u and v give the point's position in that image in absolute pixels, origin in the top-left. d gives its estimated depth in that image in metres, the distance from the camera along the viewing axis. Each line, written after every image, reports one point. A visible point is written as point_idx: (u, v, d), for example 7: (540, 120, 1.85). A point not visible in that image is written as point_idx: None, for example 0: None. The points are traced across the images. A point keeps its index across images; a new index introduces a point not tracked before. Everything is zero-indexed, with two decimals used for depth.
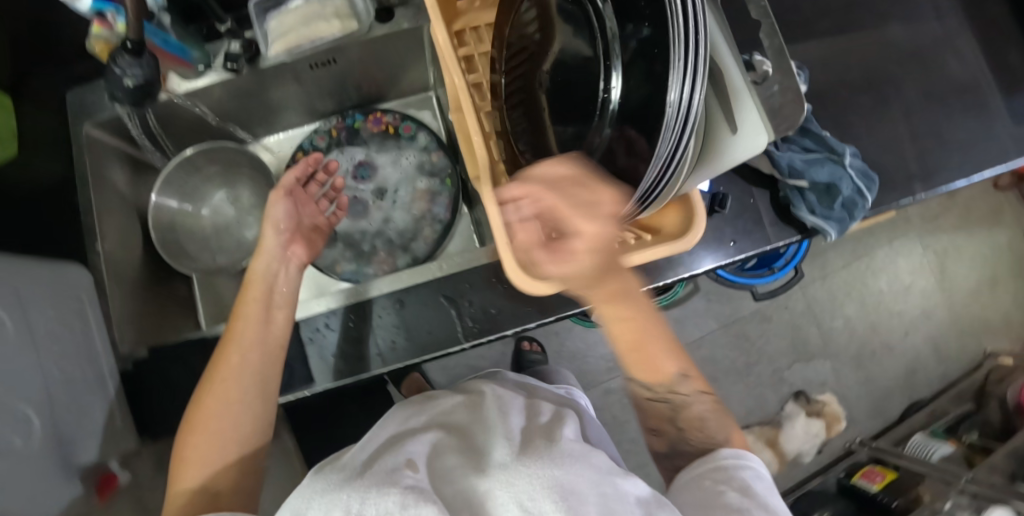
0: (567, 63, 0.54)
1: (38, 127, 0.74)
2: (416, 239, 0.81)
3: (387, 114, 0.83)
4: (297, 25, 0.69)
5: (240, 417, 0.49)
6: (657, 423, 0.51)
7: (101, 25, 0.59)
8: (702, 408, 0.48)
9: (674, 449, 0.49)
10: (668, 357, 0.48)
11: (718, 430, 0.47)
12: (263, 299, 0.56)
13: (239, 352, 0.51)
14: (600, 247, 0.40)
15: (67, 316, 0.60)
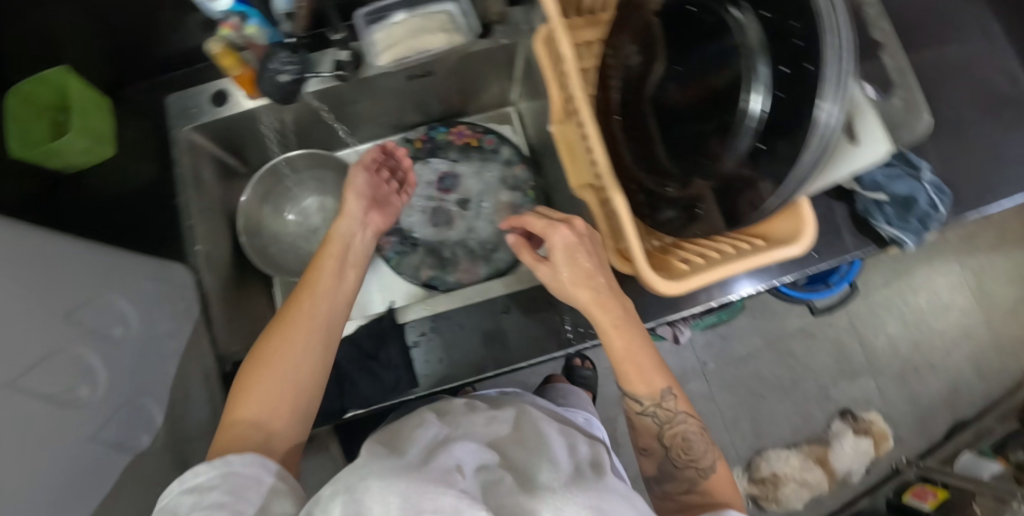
0: (689, 78, 0.56)
1: (134, 132, 0.76)
2: (498, 249, 0.82)
3: (469, 127, 0.86)
4: (407, 38, 0.71)
5: (304, 358, 0.47)
6: (644, 441, 0.55)
7: (229, 28, 0.60)
8: (686, 430, 0.53)
9: (660, 467, 0.54)
10: (655, 376, 0.53)
11: (700, 454, 0.52)
12: (338, 253, 0.56)
13: (313, 296, 0.51)
14: (571, 250, 0.50)
15: (174, 312, 0.60)
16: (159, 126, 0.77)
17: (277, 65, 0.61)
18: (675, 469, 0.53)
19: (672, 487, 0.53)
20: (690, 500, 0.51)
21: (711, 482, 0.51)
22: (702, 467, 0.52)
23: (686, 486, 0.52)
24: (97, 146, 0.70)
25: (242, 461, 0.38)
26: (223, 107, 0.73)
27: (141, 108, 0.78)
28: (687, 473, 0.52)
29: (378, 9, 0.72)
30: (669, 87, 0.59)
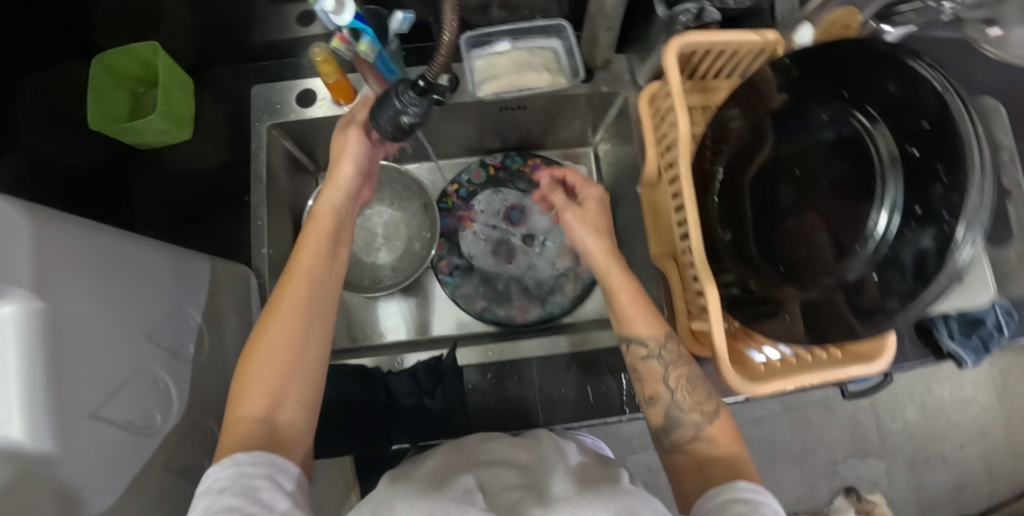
0: (812, 179, 0.55)
1: (212, 116, 0.74)
2: (555, 292, 0.81)
3: (546, 162, 0.85)
4: (509, 71, 0.69)
5: (298, 357, 0.44)
6: (650, 388, 0.54)
7: (340, 39, 0.56)
8: (689, 371, 0.53)
9: (667, 415, 0.52)
10: (655, 315, 0.55)
11: (704, 397, 0.52)
12: (331, 228, 0.52)
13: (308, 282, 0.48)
14: (601, 200, 0.60)
15: (241, 322, 0.59)
16: (238, 115, 0.75)
17: (398, 104, 0.47)
18: (681, 413, 0.51)
19: (680, 436, 0.51)
20: (699, 458, 0.49)
21: (715, 428, 0.50)
22: (707, 411, 0.51)
23: (692, 433, 0.50)
24: (170, 131, 0.68)
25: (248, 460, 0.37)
26: (307, 109, 0.70)
27: (223, 92, 0.76)
28: (693, 417, 0.51)
29: (482, 36, 0.71)
30: (783, 181, 0.57)
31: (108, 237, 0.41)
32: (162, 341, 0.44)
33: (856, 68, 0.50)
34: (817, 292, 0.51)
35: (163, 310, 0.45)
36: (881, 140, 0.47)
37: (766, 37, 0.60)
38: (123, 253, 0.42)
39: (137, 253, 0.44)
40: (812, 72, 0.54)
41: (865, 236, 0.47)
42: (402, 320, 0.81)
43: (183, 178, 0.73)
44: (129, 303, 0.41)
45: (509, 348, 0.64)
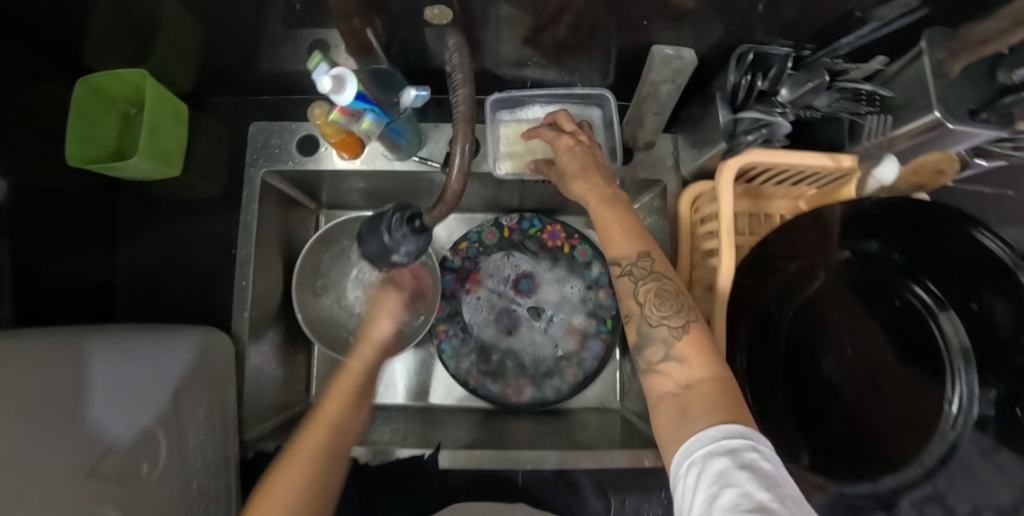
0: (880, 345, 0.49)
1: (206, 147, 0.68)
2: (557, 374, 0.76)
3: (566, 230, 0.79)
4: (537, 146, 0.62)
5: (306, 489, 0.41)
6: (625, 305, 0.46)
7: (341, 115, 0.49)
8: (662, 284, 0.44)
9: (638, 332, 0.43)
10: (633, 231, 0.47)
11: (677, 310, 0.42)
12: (355, 387, 0.52)
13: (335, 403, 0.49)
14: (571, 151, 0.53)
15: (217, 404, 0.54)
16: (236, 151, 0.68)
17: (386, 240, 0.39)
18: (649, 328, 0.43)
19: (651, 354, 0.42)
20: (674, 383, 0.39)
21: (686, 345, 0.40)
22: (676, 326, 0.41)
23: (663, 352, 0.41)
24: (158, 165, 0.61)
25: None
26: (310, 157, 0.64)
27: (222, 120, 0.69)
28: (660, 332, 0.42)
29: (514, 98, 0.63)
30: (841, 339, 0.51)
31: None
32: (108, 471, 0.38)
33: (938, 249, 0.48)
34: (877, 486, 0.45)
35: (109, 433, 0.40)
36: (954, 331, 0.47)
37: (841, 162, 0.53)
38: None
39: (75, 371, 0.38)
40: (878, 224, 0.50)
41: (941, 424, 0.45)
42: (393, 380, 0.77)
43: (168, 216, 0.67)
44: (52, 437, 0.35)
45: (499, 458, 0.59)
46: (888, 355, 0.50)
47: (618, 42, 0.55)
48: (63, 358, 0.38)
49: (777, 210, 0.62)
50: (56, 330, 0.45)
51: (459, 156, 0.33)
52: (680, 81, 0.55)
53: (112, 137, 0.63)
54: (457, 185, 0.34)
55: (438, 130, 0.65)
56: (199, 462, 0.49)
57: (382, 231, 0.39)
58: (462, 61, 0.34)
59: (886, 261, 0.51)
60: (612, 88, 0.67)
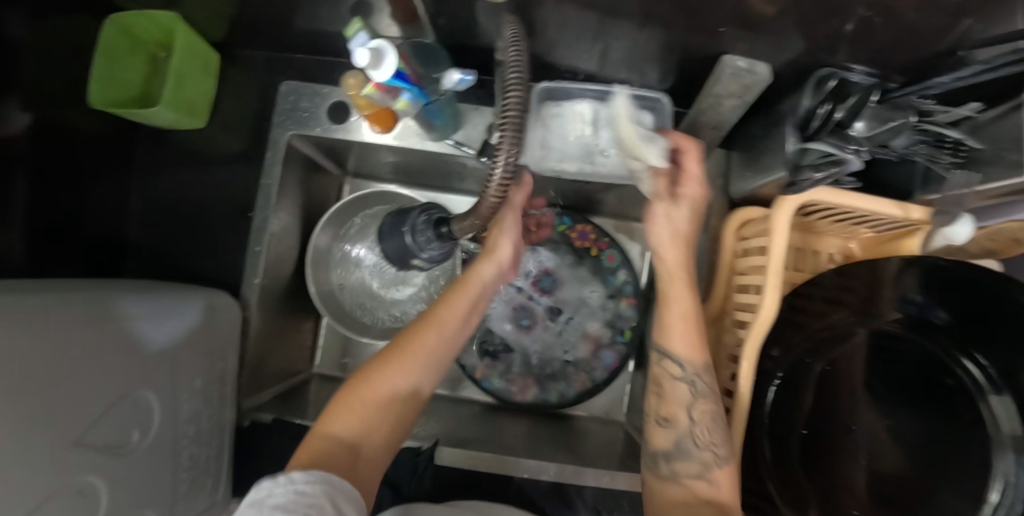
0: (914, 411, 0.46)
1: (233, 101, 0.66)
2: (565, 378, 0.74)
3: (597, 232, 0.76)
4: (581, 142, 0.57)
5: (399, 408, 0.43)
6: (667, 409, 0.48)
7: (378, 90, 0.46)
8: (716, 408, 0.47)
9: (677, 442, 0.46)
10: (700, 341, 0.48)
11: (722, 439, 0.45)
12: (473, 298, 0.51)
13: (451, 312, 0.49)
14: (695, 203, 0.53)
15: (216, 370, 0.53)
16: (263, 111, 0.65)
17: (416, 246, 0.38)
18: (693, 447, 0.45)
19: (681, 467, 0.45)
20: (694, 495, 0.43)
21: (724, 474, 0.44)
22: (720, 455, 0.44)
23: (697, 470, 0.44)
24: (181, 116, 0.59)
25: (307, 479, 0.32)
26: (339, 126, 0.60)
27: (251, 74, 0.66)
28: (703, 456, 0.44)
29: (562, 89, 0.58)
30: (876, 407, 0.48)
31: (35, 326, 0.33)
32: (97, 440, 0.37)
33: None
34: None
35: (104, 399, 0.38)
36: (1005, 419, 0.39)
37: (909, 215, 0.49)
38: (51, 343, 0.34)
39: (71, 333, 0.36)
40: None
41: None
42: None
43: (186, 170, 0.66)
44: (57, 406, 0.34)
45: (498, 461, 0.58)
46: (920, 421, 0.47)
47: (686, 45, 0.50)
48: (59, 319, 0.36)
49: (826, 247, 0.59)
50: (60, 280, 0.44)
51: (501, 168, 0.29)
52: (748, 97, 0.50)
53: (139, 79, 0.61)
54: (495, 199, 0.31)
55: (477, 114, 0.60)
56: (189, 429, 0.49)
57: (405, 233, 0.38)
58: (520, 57, 0.29)
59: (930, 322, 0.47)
60: (669, 92, 0.62)
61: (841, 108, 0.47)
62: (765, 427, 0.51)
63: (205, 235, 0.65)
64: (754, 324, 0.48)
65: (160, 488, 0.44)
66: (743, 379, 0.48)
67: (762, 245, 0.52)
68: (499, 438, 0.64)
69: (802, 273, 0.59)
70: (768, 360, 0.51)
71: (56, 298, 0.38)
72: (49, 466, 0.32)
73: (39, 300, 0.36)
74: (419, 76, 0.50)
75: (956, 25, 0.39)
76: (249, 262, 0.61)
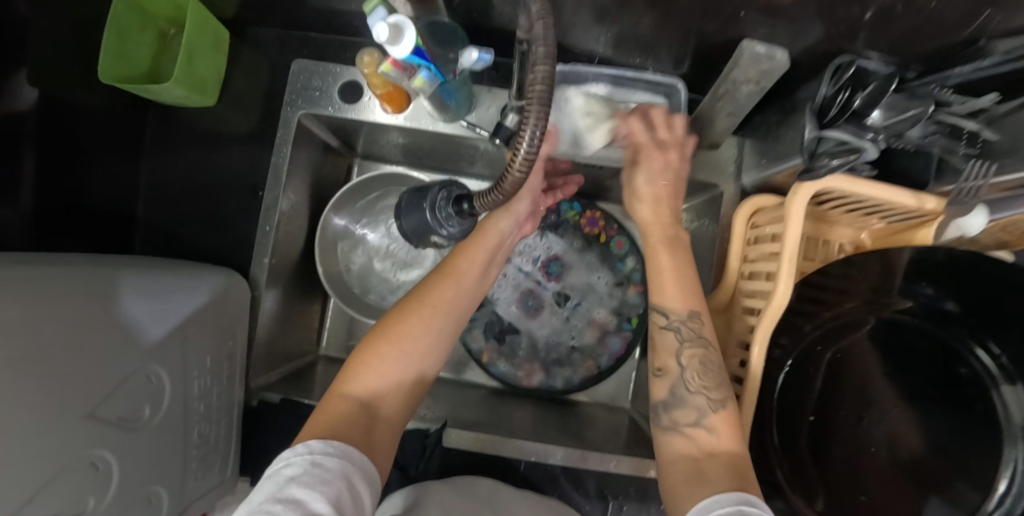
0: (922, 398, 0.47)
1: (242, 80, 0.65)
2: (571, 364, 0.75)
3: (606, 219, 0.76)
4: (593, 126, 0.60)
5: (417, 363, 0.42)
6: (661, 359, 0.46)
7: (392, 66, 0.46)
8: (709, 353, 0.44)
9: (672, 391, 0.43)
10: (689, 289, 0.47)
11: (716, 381, 0.43)
12: (490, 250, 0.51)
13: (467, 264, 0.49)
14: (669, 167, 0.52)
15: (226, 349, 0.53)
16: (274, 89, 0.65)
17: (433, 222, 0.38)
18: (687, 392, 0.43)
19: (680, 415, 0.42)
20: (698, 447, 0.39)
21: (721, 418, 0.41)
22: (715, 399, 0.42)
23: (694, 417, 0.41)
24: (190, 93, 0.58)
25: (325, 447, 0.32)
26: (351, 106, 0.60)
27: (261, 52, 0.65)
28: (697, 400, 0.42)
29: (575, 73, 0.57)
30: (886, 396, 0.48)
31: (44, 300, 0.33)
32: (108, 415, 0.37)
33: (1010, 318, 0.45)
34: None
35: (116, 375, 0.38)
36: (1015, 405, 0.44)
37: (924, 204, 0.48)
38: (61, 316, 0.34)
39: (82, 308, 0.36)
40: (941, 279, 0.47)
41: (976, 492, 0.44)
42: None
43: (196, 148, 0.66)
44: (66, 380, 0.34)
45: (505, 444, 0.58)
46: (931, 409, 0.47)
47: (704, 29, 0.50)
48: (68, 294, 0.36)
49: (837, 237, 0.60)
50: (73, 255, 0.44)
51: (524, 144, 0.28)
52: (765, 83, 0.49)
53: (147, 56, 0.60)
54: (518, 176, 0.30)
55: (490, 96, 0.60)
56: (201, 407, 0.49)
57: (427, 209, 0.38)
58: (548, 31, 0.29)
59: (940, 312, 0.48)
60: (684, 78, 0.61)
61: (860, 95, 0.45)
62: (774, 416, 0.50)
63: (214, 214, 0.65)
64: (766, 311, 0.47)
65: (171, 464, 0.44)
66: (752, 365, 0.47)
67: (775, 233, 0.52)
68: (506, 422, 0.64)
69: (813, 262, 0.60)
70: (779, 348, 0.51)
71: (68, 274, 0.37)
72: (57, 437, 0.32)
73: (49, 273, 0.36)
74: (434, 56, 0.51)
75: (975, 18, 0.39)
76: (258, 241, 0.60)
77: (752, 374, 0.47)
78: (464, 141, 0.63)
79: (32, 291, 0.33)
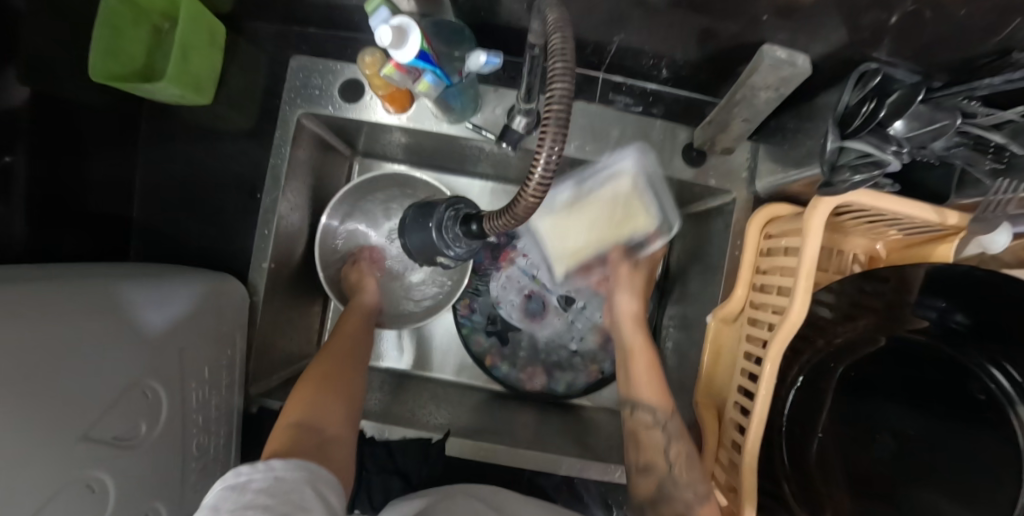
0: (933, 416, 0.46)
1: (239, 76, 0.63)
2: (575, 368, 0.74)
3: None
4: (580, 228, 0.59)
5: (337, 394, 0.49)
6: (647, 457, 0.53)
7: (394, 69, 0.44)
8: (688, 448, 0.52)
9: (661, 487, 0.50)
10: (664, 390, 0.57)
11: (699, 476, 0.50)
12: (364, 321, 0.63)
13: (352, 322, 0.61)
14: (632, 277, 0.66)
15: (225, 357, 0.52)
16: (272, 86, 0.62)
17: (439, 239, 0.36)
18: (673, 490, 0.49)
19: (666, 508, 0.48)
20: None
21: (707, 510, 0.46)
22: (700, 492, 0.48)
23: (683, 509, 0.47)
24: (185, 91, 0.56)
25: (283, 466, 0.33)
26: (352, 105, 0.58)
27: (258, 45, 0.63)
28: (684, 496, 0.48)
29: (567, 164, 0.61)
30: (901, 417, 0.47)
31: (38, 316, 0.32)
32: (103, 434, 0.36)
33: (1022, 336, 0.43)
34: None
35: (111, 391, 0.37)
36: None
37: (945, 220, 0.46)
38: (57, 333, 0.33)
39: (76, 324, 0.35)
40: (954, 293, 0.46)
41: None
42: (403, 347, 0.75)
43: (192, 146, 0.64)
44: (59, 402, 0.32)
45: (509, 453, 0.58)
46: (944, 429, 0.45)
47: (722, 32, 0.47)
48: (63, 309, 0.34)
49: (852, 247, 0.58)
50: (66, 265, 0.43)
51: (541, 165, 0.27)
52: (784, 89, 0.47)
53: (141, 51, 0.58)
54: (532, 199, 0.29)
55: (497, 95, 0.58)
56: (199, 419, 0.48)
57: (432, 228, 0.36)
58: (566, 45, 0.27)
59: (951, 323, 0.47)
60: (697, 79, 0.59)
61: (885, 105, 0.44)
62: (783, 433, 0.49)
63: (213, 215, 0.63)
64: (779, 327, 0.46)
65: (169, 480, 0.43)
66: (763, 383, 0.46)
67: (790, 245, 0.50)
68: (509, 429, 0.64)
69: (826, 274, 0.59)
70: (789, 362, 0.50)
71: (61, 288, 0.36)
72: (51, 459, 0.31)
73: (42, 288, 0.34)
74: (439, 56, 0.50)
75: (1008, 26, 0.37)
76: (257, 243, 0.59)
77: (763, 390, 0.46)
78: (469, 142, 0.61)
79: (24, 310, 0.31)
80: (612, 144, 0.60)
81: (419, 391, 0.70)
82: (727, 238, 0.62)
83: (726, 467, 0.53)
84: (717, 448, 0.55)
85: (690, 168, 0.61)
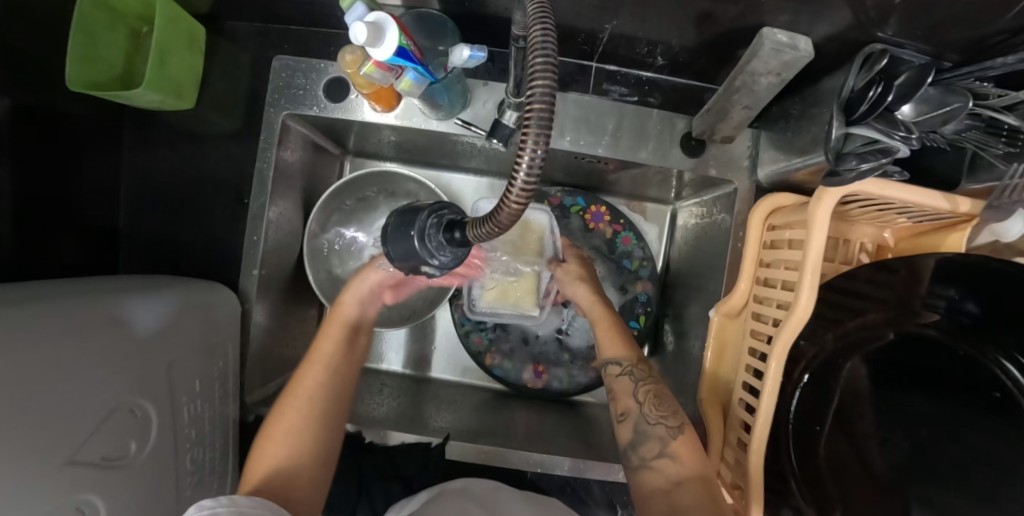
0: (944, 413, 0.45)
1: (223, 78, 0.61)
2: (577, 365, 0.73)
3: (612, 214, 0.75)
4: (505, 265, 0.64)
5: (315, 449, 0.47)
6: (622, 404, 0.53)
7: (378, 67, 0.42)
8: (658, 388, 0.52)
9: (635, 429, 0.50)
10: (627, 341, 0.58)
11: (671, 411, 0.50)
12: (349, 323, 0.56)
13: (331, 337, 0.54)
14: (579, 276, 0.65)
15: (216, 369, 0.51)
16: (256, 87, 0.61)
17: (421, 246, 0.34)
18: (646, 425, 0.49)
19: (646, 451, 0.48)
20: (665, 478, 0.46)
21: (680, 445, 0.47)
22: (673, 427, 0.48)
23: (658, 449, 0.48)
24: (165, 95, 0.54)
25: (247, 501, 0.35)
26: (337, 105, 0.56)
27: (239, 44, 0.61)
28: (658, 431, 0.48)
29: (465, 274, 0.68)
30: (908, 412, 0.46)
31: (16, 341, 0.31)
32: (90, 457, 0.35)
33: None
34: None
35: (98, 412, 0.36)
36: None
37: (957, 207, 0.44)
38: (35, 357, 0.32)
39: (55, 346, 0.34)
40: (964, 281, 0.45)
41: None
42: (402, 347, 0.74)
43: (178, 152, 0.62)
44: (46, 427, 0.32)
45: (509, 454, 0.58)
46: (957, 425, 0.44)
47: (721, 15, 0.45)
48: (43, 328, 0.34)
49: (859, 236, 0.56)
50: (49, 282, 0.42)
51: (525, 169, 0.25)
52: (787, 74, 0.45)
53: (118, 56, 0.56)
54: (516, 206, 0.27)
55: (487, 89, 0.56)
56: (192, 433, 0.47)
57: (415, 237, 0.34)
58: (547, 37, 0.26)
59: (961, 319, 0.46)
60: (694, 66, 0.57)
61: (893, 88, 0.41)
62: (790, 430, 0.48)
63: (201, 221, 0.62)
64: (783, 321, 0.44)
65: (164, 496, 0.43)
66: (770, 381, 0.45)
67: (794, 237, 0.48)
68: (509, 430, 0.63)
69: (833, 264, 0.57)
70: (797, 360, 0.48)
71: (36, 305, 0.35)
72: (36, 487, 0.31)
73: (18, 309, 0.33)
74: (424, 52, 0.48)
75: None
76: (247, 250, 0.57)
77: (767, 385, 0.45)
78: (461, 138, 0.59)
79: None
80: (609, 136, 0.58)
81: (420, 394, 0.69)
82: (730, 230, 0.60)
83: (731, 467, 0.52)
84: (722, 446, 0.54)
85: (689, 158, 0.59)
